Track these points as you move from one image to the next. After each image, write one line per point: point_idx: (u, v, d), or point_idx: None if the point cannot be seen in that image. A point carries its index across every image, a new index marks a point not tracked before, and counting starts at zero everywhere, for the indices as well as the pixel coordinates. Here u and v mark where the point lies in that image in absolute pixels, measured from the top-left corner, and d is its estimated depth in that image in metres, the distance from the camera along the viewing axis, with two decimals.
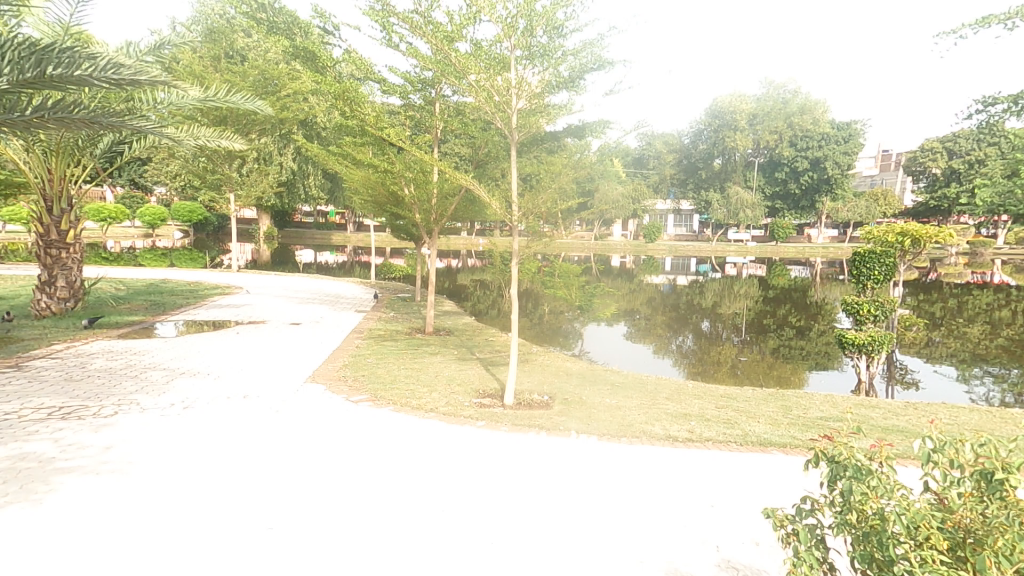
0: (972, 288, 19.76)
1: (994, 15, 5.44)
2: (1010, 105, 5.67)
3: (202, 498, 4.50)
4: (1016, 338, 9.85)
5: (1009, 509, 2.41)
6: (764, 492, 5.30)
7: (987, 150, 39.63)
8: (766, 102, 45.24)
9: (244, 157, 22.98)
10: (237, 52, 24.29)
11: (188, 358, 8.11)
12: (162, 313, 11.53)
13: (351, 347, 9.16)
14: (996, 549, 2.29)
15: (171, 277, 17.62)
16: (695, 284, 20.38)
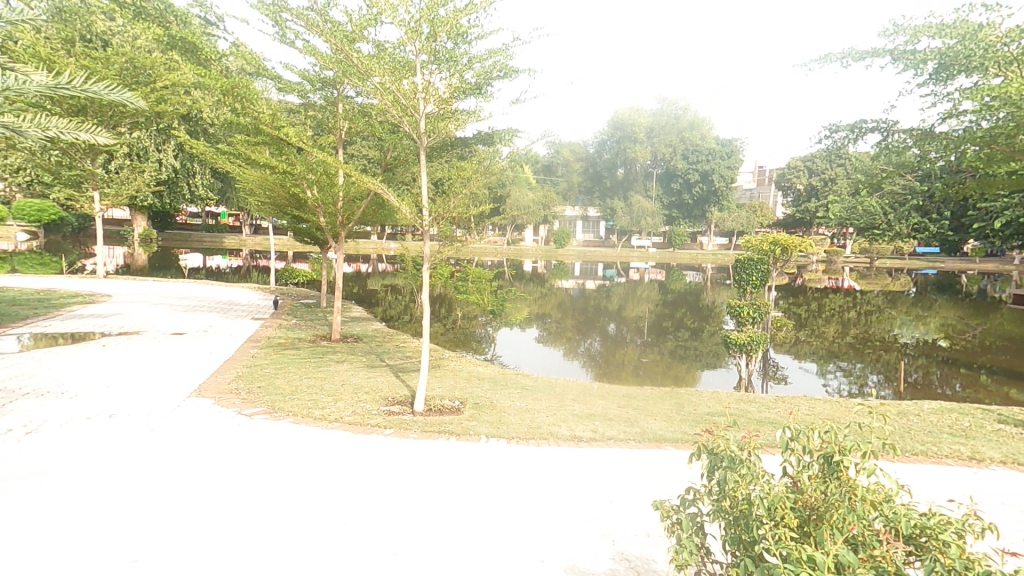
0: (830, 290, 22.67)
1: (833, 54, 6.26)
2: (847, 132, 6.83)
3: (58, 533, 4.04)
4: (860, 335, 11.35)
5: (842, 486, 2.83)
6: (655, 484, 5.65)
7: (837, 170, 44.14)
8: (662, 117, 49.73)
9: (111, 152, 21.45)
10: (97, 36, 22.00)
11: (34, 375, 7.27)
12: (3, 326, 10.12)
13: (246, 357, 8.64)
14: (832, 523, 2.68)
15: (19, 285, 15.51)
16: (601, 288, 21.37)
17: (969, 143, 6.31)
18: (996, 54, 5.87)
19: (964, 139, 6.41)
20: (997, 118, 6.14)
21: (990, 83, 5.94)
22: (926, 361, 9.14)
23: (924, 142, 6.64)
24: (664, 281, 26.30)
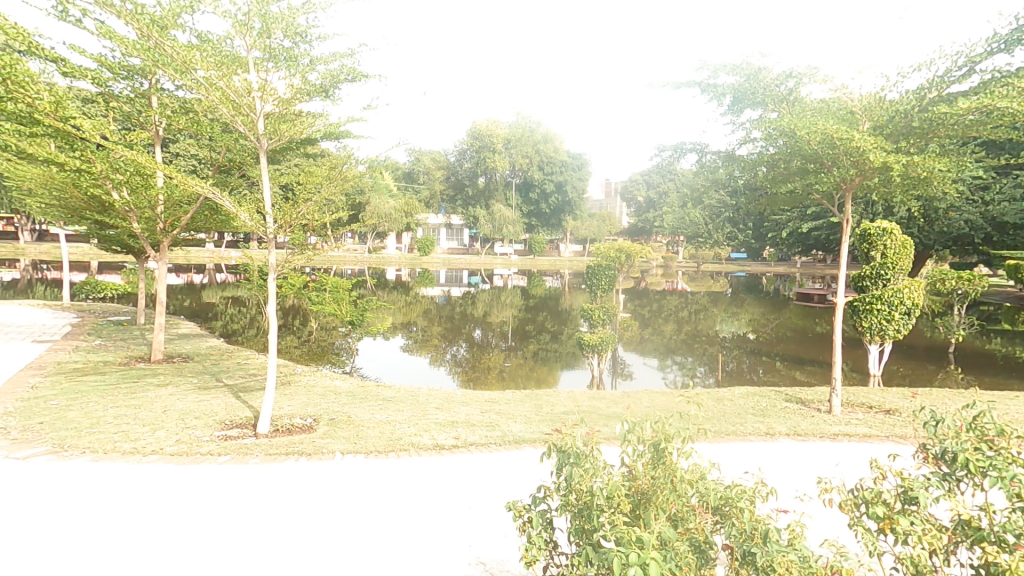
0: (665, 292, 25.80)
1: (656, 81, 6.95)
2: (673, 151, 7.66)
3: None
4: (690, 331, 13.09)
5: (662, 469, 3.68)
6: (507, 486, 5.73)
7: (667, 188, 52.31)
8: (517, 129, 49.12)
9: None
10: None
11: None
12: None
13: (22, 390, 7.24)
14: (658, 503, 3.50)
15: None
16: (467, 295, 22.00)
17: (760, 165, 7.52)
18: (774, 92, 7.13)
19: (757, 161, 7.56)
20: (777, 146, 7.42)
21: (770, 116, 7.21)
22: (738, 351, 10.85)
23: (728, 163, 7.62)
24: (526, 287, 27.72)
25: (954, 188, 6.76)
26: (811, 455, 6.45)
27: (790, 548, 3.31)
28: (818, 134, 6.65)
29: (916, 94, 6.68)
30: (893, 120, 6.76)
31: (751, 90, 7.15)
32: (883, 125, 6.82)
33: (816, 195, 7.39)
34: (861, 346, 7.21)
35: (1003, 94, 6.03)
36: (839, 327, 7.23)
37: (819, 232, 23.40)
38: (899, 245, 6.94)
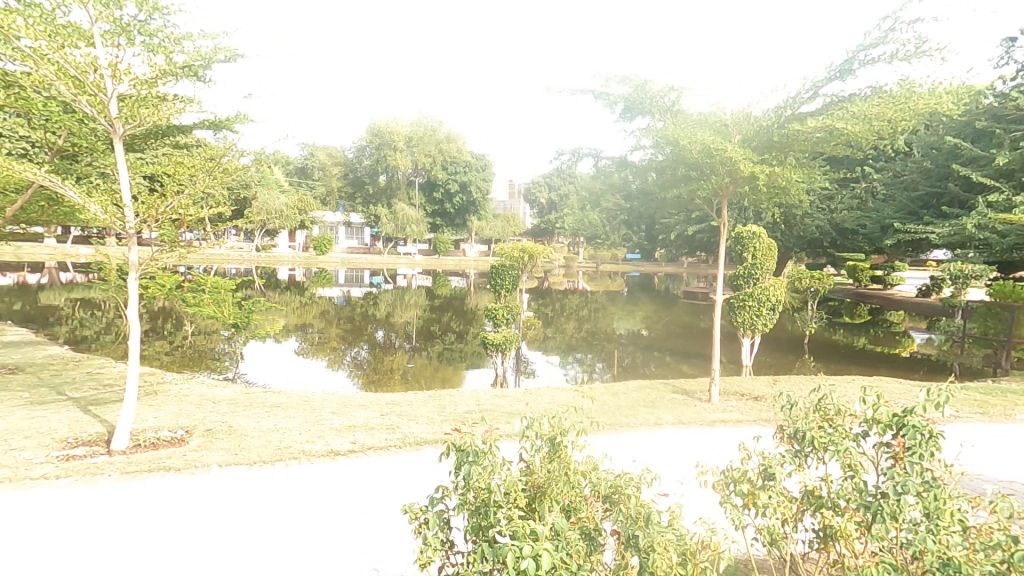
0: (569, 291, 26.96)
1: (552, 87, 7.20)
2: (572, 155, 7.89)
3: None
4: (590, 328, 13.92)
5: (556, 461, 3.65)
6: (403, 488, 5.57)
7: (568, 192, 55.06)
8: (419, 127, 47.19)
9: None
10: None
11: None
12: None
13: None
14: (551, 495, 3.44)
15: None
16: (370, 295, 21.67)
17: (650, 170, 7.93)
18: (659, 103, 7.64)
19: (648, 167, 7.97)
20: (664, 154, 7.90)
21: (658, 125, 7.67)
22: (633, 347, 11.64)
23: (622, 168, 7.99)
24: (430, 286, 27.66)
25: (807, 196, 7.61)
26: (691, 442, 7.00)
27: (671, 530, 3.29)
28: (698, 143, 7.21)
29: (776, 112, 7.48)
30: (758, 134, 7.52)
31: (638, 100, 7.58)
32: (750, 138, 7.55)
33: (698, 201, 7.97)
34: (736, 339, 7.90)
35: (840, 116, 7.01)
36: (719, 321, 7.88)
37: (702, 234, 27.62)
38: (765, 248, 7.72)
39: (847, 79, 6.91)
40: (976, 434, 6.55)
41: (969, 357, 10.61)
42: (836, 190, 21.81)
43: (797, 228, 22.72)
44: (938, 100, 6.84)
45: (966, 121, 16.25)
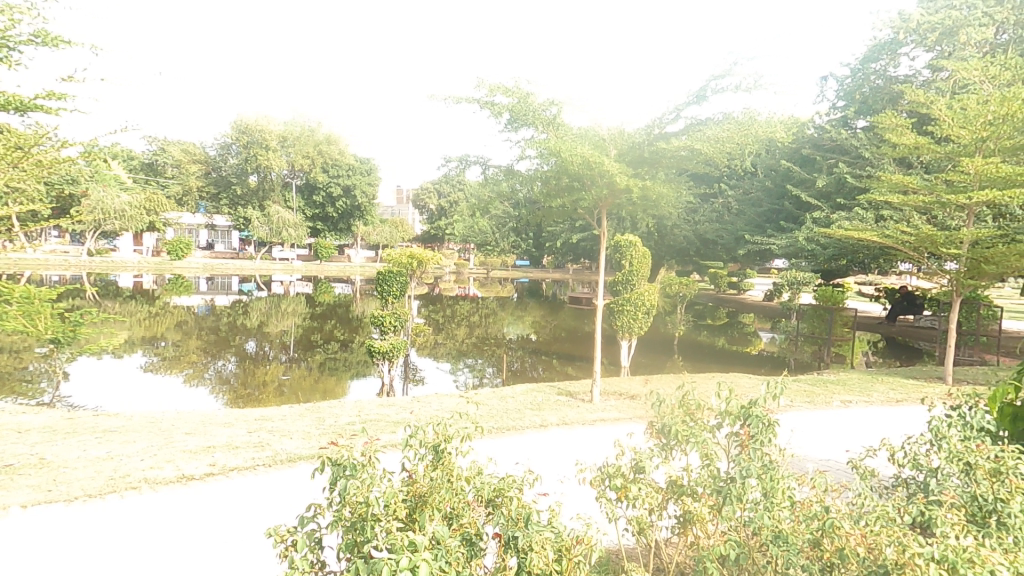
0: (460, 297, 27.41)
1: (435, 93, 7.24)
2: (458, 163, 8.00)
3: None
4: (480, 333, 14.44)
5: (438, 469, 3.43)
6: (270, 510, 5.11)
7: (455, 196, 55.17)
8: (295, 128, 46.30)
9: None
10: None
11: None
12: None
13: None
14: (432, 504, 3.14)
15: None
16: (240, 304, 20.49)
17: (535, 180, 8.22)
18: (542, 116, 7.95)
19: (533, 176, 8.25)
20: (549, 165, 8.21)
21: (542, 137, 7.97)
22: (522, 351, 12.05)
23: (509, 177, 8.23)
24: (311, 294, 26.70)
25: (675, 209, 8.28)
26: (570, 442, 7.34)
27: (548, 527, 3.11)
28: (578, 156, 7.59)
29: (646, 130, 8.10)
30: (631, 149, 8.09)
31: (521, 111, 7.81)
32: (624, 152, 8.10)
33: (580, 211, 8.38)
34: (615, 341, 8.38)
35: (698, 136, 7.77)
36: (599, 325, 8.35)
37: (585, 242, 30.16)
38: (640, 256, 8.30)
39: (701, 104, 7.71)
40: (803, 421, 7.54)
41: (800, 352, 12.41)
42: (699, 204, 22.77)
43: (669, 239, 23.41)
44: (773, 128, 7.86)
45: (795, 147, 18.76)
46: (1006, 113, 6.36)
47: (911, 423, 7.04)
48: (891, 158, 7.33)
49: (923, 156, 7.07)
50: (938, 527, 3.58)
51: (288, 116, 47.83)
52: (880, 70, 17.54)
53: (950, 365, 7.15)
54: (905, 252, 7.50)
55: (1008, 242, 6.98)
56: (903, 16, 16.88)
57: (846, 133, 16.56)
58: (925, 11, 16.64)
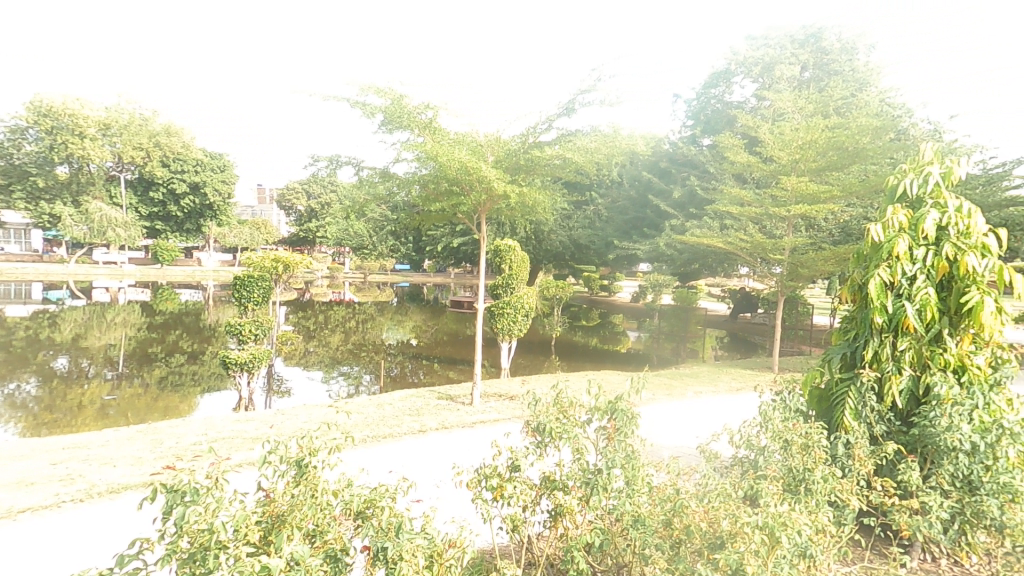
0: (334, 302, 26.72)
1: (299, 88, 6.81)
2: (328, 163, 7.54)
3: None
4: (356, 339, 14.24)
5: (307, 484, 2.81)
6: (76, 551, 4.34)
7: (329, 196, 55.37)
8: (122, 115, 41.33)
9: None
10: None
11: None
12: None
13: None
14: (294, 523, 2.59)
15: None
16: (43, 318, 17.70)
17: (413, 183, 8.10)
18: (416, 119, 7.84)
19: (411, 180, 8.13)
20: (427, 169, 8.14)
21: (417, 140, 7.85)
22: (401, 357, 11.95)
23: (386, 180, 8.07)
24: (150, 303, 24.05)
25: (550, 214, 8.63)
26: (445, 446, 7.30)
27: (420, 534, 2.88)
28: (455, 160, 7.59)
29: (522, 138, 8.35)
30: (507, 156, 8.28)
31: (394, 112, 7.62)
32: (501, 159, 8.28)
33: (458, 215, 8.47)
34: (496, 344, 8.55)
35: (570, 146, 8.19)
36: (480, 328, 8.47)
37: (466, 246, 30.75)
38: (518, 260, 8.57)
39: (571, 116, 8.14)
40: (661, 411, 8.24)
41: (661, 349, 13.83)
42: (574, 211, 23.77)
43: (546, 244, 24.16)
44: (634, 142, 8.50)
45: (654, 159, 20.58)
46: (810, 140, 7.53)
47: (746, 408, 7.94)
48: (729, 173, 8.24)
49: (753, 173, 8.05)
50: (761, 498, 4.45)
51: (106, 100, 41.68)
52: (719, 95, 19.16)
53: (777, 355, 8.13)
54: (744, 257, 8.46)
55: (817, 249, 8.07)
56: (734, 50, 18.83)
57: (695, 149, 18.65)
58: (750, 47, 18.70)
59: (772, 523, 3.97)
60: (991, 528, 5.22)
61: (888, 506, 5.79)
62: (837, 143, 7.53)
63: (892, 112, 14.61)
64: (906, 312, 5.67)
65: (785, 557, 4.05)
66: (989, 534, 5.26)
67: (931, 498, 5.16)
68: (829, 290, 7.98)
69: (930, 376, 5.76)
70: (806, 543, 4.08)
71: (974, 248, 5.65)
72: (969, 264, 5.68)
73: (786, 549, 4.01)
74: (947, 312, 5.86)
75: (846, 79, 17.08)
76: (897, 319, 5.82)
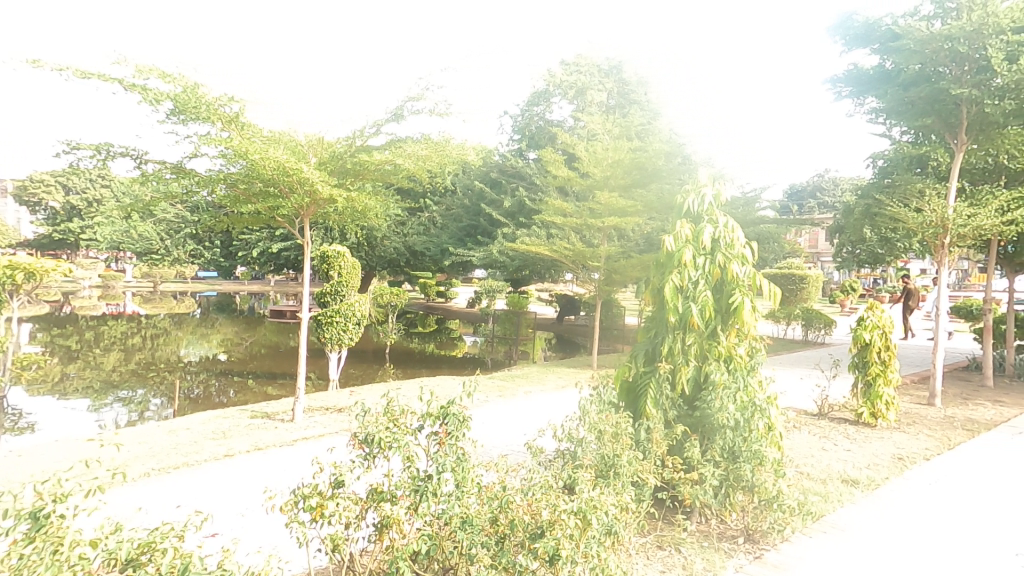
0: (105, 317, 22.92)
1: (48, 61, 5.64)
2: (95, 153, 6.22)
3: None
4: (141, 360, 12.64)
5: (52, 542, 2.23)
6: None
7: (101, 192, 48.57)
8: None
9: None
10: None
11: None
12: None
13: None
14: None
15: None
16: None
17: (218, 182, 7.27)
18: (218, 111, 6.96)
19: (215, 179, 7.31)
20: (236, 167, 7.39)
21: (220, 135, 7.04)
22: (204, 375, 10.88)
23: (181, 177, 7.14)
24: None
25: (382, 220, 8.47)
26: (250, 472, 6.47)
27: None
28: (268, 160, 6.92)
29: (348, 141, 8.04)
30: (333, 159, 7.93)
31: (185, 101, 6.64)
32: (326, 162, 7.89)
33: (276, 218, 8.05)
34: (324, 354, 8.19)
35: (400, 153, 8.07)
36: (304, 339, 7.98)
37: (288, 251, 28.26)
38: (349, 267, 8.22)
39: (399, 123, 8.09)
40: (491, 413, 8.53)
41: (495, 352, 14.64)
42: (407, 217, 22.79)
43: (378, 249, 22.82)
44: (464, 152, 8.87)
45: (484, 170, 20.02)
46: (617, 160, 8.37)
47: (568, 405, 8.55)
48: (553, 186, 8.87)
49: (573, 186, 8.76)
50: (578, 486, 4.57)
51: None
52: (541, 113, 19.58)
53: (596, 353, 8.86)
54: (568, 264, 9.14)
55: (627, 256, 8.99)
56: (552, 69, 18.81)
57: (523, 162, 18.75)
58: (566, 69, 18.78)
59: (582, 506, 4.16)
60: (745, 488, 6.36)
61: (676, 480, 6.53)
62: (639, 164, 8.53)
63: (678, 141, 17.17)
64: (692, 313, 6.88)
65: (593, 536, 4.19)
66: (745, 493, 6.37)
67: (706, 470, 6.35)
68: (638, 293, 8.69)
69: (711, 366, 6.83)
70: (613, 520, 4.45)
71: (736, 259, 7.07)
72: (735, 272, 6.96)
73: (596, 529, 4.19)
74: (721, 312, 6.99)
75: (643, 108, 18.25)
76: (686, 317, 6.88)
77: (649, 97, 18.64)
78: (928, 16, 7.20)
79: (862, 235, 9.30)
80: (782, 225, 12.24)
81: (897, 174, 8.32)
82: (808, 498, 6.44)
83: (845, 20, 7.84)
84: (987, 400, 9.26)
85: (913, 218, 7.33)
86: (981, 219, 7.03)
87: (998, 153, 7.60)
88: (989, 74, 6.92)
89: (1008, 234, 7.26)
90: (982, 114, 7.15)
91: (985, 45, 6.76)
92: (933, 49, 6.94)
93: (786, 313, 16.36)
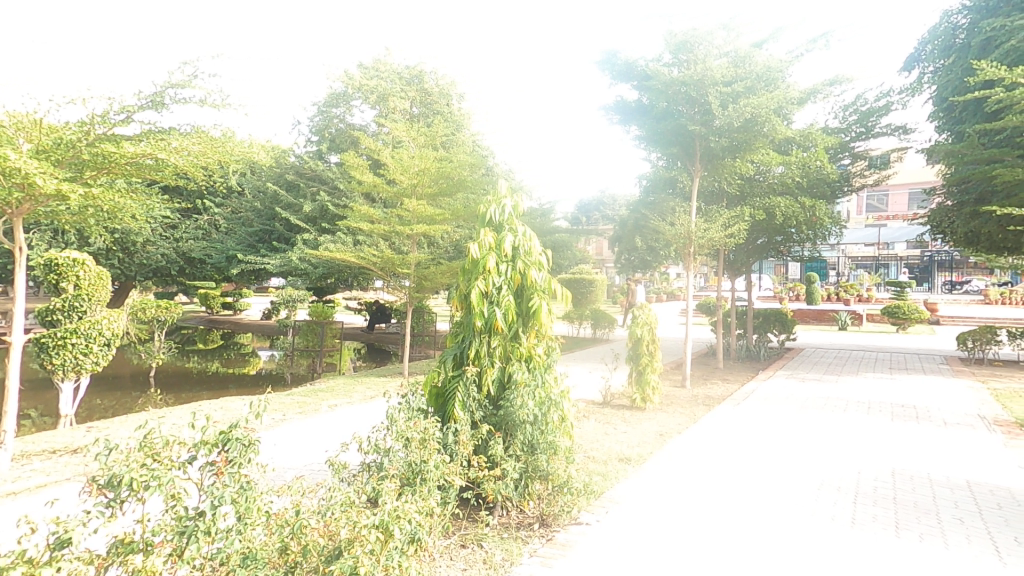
0: None
1: None
2: None
3: None
4: None
5: None
6: None
7: None
8: None
9: None
10: None
11: None
12: None
13: None
14: None
15: None
16: None
17: None
18: None
19: None
20: None
21: None
22: None
23: None
24: None
25: (142, 222, 7.34)
26: None
27: None
28: None
29: (81, 127, 6.64)
30: (61, 148, 6.52)
31: None
32: (48, 150, 6.44)
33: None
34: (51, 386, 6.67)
35: (162, 146, 6.92)
36: (15, 374, 6.34)
37: None
38: (92, 277, 6.94)
39: (158, 112, 7.05)
40: (284, 434, 7.79)
41: (295, 367, 14.08)
42: (179, 220, 20.73)
43: (140, 255, 20.12)
44: (252, 150, 8.19)
45: (279, 172, 18.69)
46: (423, 169, 8.46)
47: (375, 414, 8.42)
48: (360, 191, 8.69)
49: (380, 193, 8.65)
50: (382, 495, 3.80)
51: None
52: (340, 116, 18.64)
53: (407, 361, 8.88)
54: (379, 271, 8.96)
55: (439, 264, 9.18)
56: (349, 72, 18.42)
57: (322, 166, 17.81)
58: (364, 73, 18.36)
59: (385, 517, 3.28)
60: (541, 476, 6.25)
61: (479, 479, 6.03)
62: (444, 173, 8.67)
63: (482, 153, 18.05)
64: (496, 317, 6.58)
65: (398, 546, 3.33)
66: (541, 481, 6.23)
67: (507, 463, 6.03)
68: (448, 299, 8.92)
69: (512, 367, 6.56)
70: (418, 528, 3.60)
71: (534, 265, 6.93)
72: (535, 277, 6.82)
73: (399, 539, 3.33)
74: (521, 314, 6.80)
75: (446, 119, 18.62)
76: (490, 321, 6.57)
77: (451, 109, 19.25)
78: (668, 63, 8.67)
79: (636, 245, 10.87)
80: (573, 234, 14.22)
81: (656, 194, 9.98)
82: (593, 479, 6.95)
83: (611, 58, 9.06)
84: (720, 378, 11.66)
85: (669, 230, 8.67)
86: (712, 232, 8.55)
87: (719, 180, 9.55)
88: (712, 117, 8.37)
89: (728, 244, 8.95)
90: (708, 149, 8.78)
91: (706, 93, 8.18)
92: (674, 90, 8.33)
93: (580, 314, 18.44)
